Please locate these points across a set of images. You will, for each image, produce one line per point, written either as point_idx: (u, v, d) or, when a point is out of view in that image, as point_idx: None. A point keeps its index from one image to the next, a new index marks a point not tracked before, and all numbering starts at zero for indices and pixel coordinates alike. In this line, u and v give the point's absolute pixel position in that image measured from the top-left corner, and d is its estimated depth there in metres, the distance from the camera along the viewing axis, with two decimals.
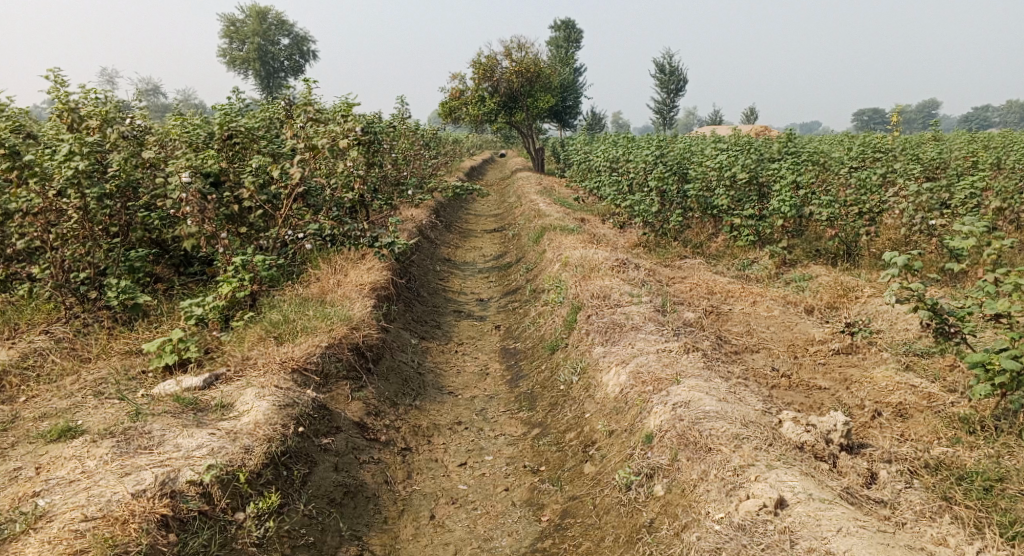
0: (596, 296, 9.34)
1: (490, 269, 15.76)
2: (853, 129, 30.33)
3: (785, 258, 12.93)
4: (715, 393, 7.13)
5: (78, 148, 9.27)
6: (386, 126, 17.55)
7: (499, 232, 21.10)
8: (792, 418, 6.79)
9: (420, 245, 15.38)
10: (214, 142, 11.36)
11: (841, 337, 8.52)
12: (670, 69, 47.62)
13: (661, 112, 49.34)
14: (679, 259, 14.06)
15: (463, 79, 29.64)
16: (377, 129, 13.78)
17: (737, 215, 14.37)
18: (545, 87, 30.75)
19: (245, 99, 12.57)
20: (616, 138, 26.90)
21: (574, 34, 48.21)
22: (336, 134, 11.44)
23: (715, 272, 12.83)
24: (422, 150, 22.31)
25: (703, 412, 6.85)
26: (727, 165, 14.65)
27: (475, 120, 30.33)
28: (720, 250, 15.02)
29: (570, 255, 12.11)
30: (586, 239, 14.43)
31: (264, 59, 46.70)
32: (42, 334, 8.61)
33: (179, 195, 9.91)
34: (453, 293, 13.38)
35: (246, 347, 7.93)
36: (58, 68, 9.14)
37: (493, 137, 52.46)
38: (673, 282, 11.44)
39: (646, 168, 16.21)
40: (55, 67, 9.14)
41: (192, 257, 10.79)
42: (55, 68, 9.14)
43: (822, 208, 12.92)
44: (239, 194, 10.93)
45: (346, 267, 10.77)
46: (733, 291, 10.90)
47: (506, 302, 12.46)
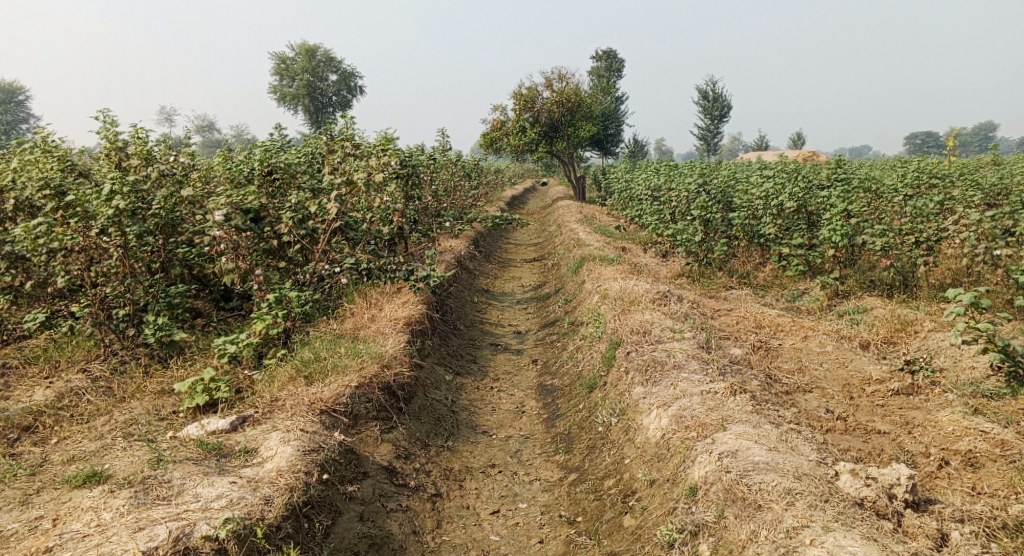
0: (636, 330, 8.99)
1: (529, 300, 15.52)
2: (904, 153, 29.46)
3: (836, 290, 12.41)
4: (765, 441, 6.72)
5: (120, 187, 9.32)
6: (426, 158, 17.55)
7: (540, 261, 20.89)
8: (851, 470, 6.32)
9: (458, 277, 15.23)
10: (255, 178, 11.40)
11: (900, 376, 8.01)
12: (714, 95, 47.23)
13: (704, 138, 48.84)
14: (725, 290, 13.62)
15: (504, 110, 29.74)
16: (416, 161, 13.73)
17: (785, 244, 13.89)
18: (586, 116, 30.64)
19: (286, 135, 12.63)
20: (659, 166, 26.56)
21: (616, 63, 48.25)
22: (374, 168, 11.38)
23: (763, 305, 12.37)
24: (463, 182, 22.30)
25: (753, 464, 6.45)
26: (774, 194, 14.21)
27: (516, 151, 30.34)
28: (768, 280, 14.52)
29: (610, 286, 11.79)
30: (628, 270, 14.10)
31: (313, 96, 47.67)
32: (79, 372, 8.61)
33: (215, 233, 9.85)
34: (490, 325, 13.14)
35: (276, 387, 7.79)
36: (108, 109, 9.58)
37: (536, 167, 52.58)
38: (718, 315, 11.02)
39: (689, 197, 15.83)
40: (106, 108, 9.58)
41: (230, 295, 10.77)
42: (105, 108, 9.58)
43: (875, 237, 12.38)
44: (277, 229, 10.92)
45: (382, 302, 10.63)
46: (783, 324, 10.44)
47: (545, 335, 12.17)
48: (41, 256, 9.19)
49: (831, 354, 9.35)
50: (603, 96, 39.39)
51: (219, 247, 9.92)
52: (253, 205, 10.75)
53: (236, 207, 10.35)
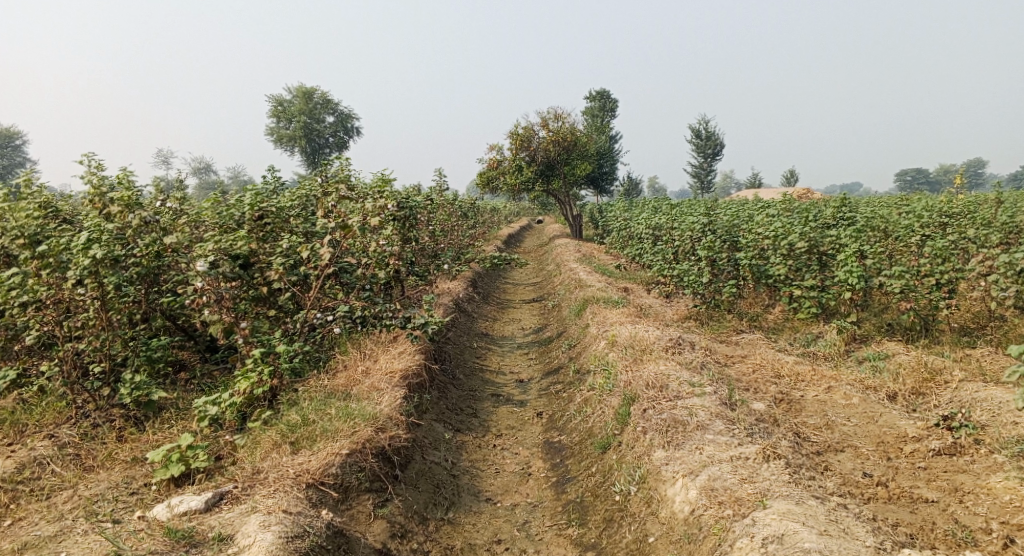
0: (651, 384, 8.37)
1: (530, 344, 14.90)
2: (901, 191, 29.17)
3: (854, 334, 11.87)
4: (815, 524, 6.14)
5: (97, 234, 8.82)
6: (422, 199, 17.05)
7: (539, 302, 20.30)
8: None
9: (455, 320, 14.62)
10: (245, 223, 10.81)
11: (938, 435, 7.45)
12: (707, 133, 47.19)
13: (698, 176, 48.68)
14: (736, 333, 13.02)
15: (501, 150, 29.46)
16: (412, 203, 13.21)
17: (796, 285, 13.34)
18: (583, 155, 30.35)
19: (279, 177, 12.11)
20: (658, 204, 26.15)
21: (610, 103, 48.21)
22: (369, 212, 10.83)
23: (778, 350, 11.78)
24: (460, 222, 21.80)
25: (803, 552, 5.90)
26: (784, 233, 13.70)
27: (513, 190, 29.96)
28: (778, 322, 13.95)
29: (618, 332, 11.18)
30: (634, 313, 13.52)
31: (310, 137, 47.46)
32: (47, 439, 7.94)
33: (197, 285, 9.23)
34: (491, 373, 12.47)
35: (258, 457, 7.20)
36: (92, 152, 9.02)
37: (531, 205, 52.39)
38: (733, 364, 10.39)
39: (695, 236, 15.31)
40: (89, 151, 9.02)
41: (210, 346, 10.03)
42: (88, 152, 9.01)
43: (894, 278, 11.84)
44: (267, 276, 10.34)
45: (376, 352, 10.00)
46: (803, 373, 9.82)
47: (549, 384, 11.52)
48: (12, 310, 8.59)
49: (857, 407, 8.70)
50: (597, 136, 39.24)
51: (202, 298, 9.30)
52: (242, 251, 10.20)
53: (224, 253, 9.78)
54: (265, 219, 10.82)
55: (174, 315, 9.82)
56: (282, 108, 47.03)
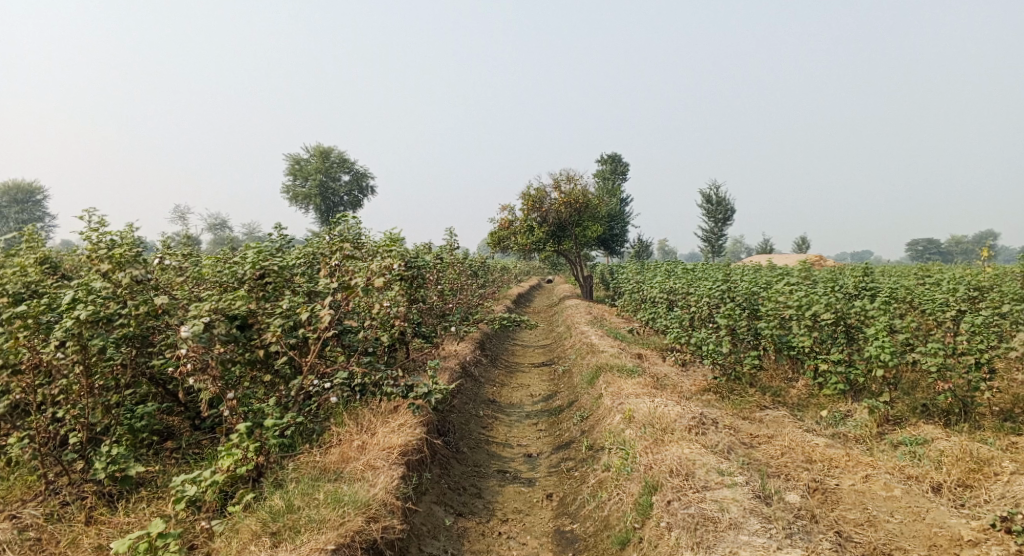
0: (675, 470, 7.77)
1: (540, 414, 14.15)
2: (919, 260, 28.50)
3: (887, 414, 11.15)
4: None
5: (82, 294, 8.35)
6: (432, 259, 16.57)
7: (549, 367, 19.58)
8: None
9: (462, 386, 13.93)
10: (244, 283, 10.27)
11: (998, 539, 6.89)
12: (719, 198, 47.02)
13: (709, 240, 48.24)
14: (759, 409, 12.28)
15: (513, 210, 29.18)
16: (422, 263, 12.67)
17: (823, 359, 12.64)
18: (595, 217, 29.99)
19: (286, 234, 11.62)
20: (672, 267, 25.60)
21: (621, 165, 48.21)
22: (374, 273, 10.27)
23: (806, 431, 11.04)
24: (470, 282, 21.28)
25: None
26: (808, 303, 13.05)
27: (524, 250, 29.53)
28: (803, 398, 13.18)
29: (635, 406, 10.45)
30: (650, 384, 12.82)
31: (325, 195, 47.49)
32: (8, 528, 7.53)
33: (177, 352, 8.53)
34: (497, 446, 11.68)
35: (236, 551, 6.60)
36: (92, 209, 8.72)
37: (542, 266, 52.04)
38: (759, 446, 9.65)
39: (713, 304, 14.69)
40: (90, 208, 8.72)
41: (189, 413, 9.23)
42: (89, 209, 8.72)
43: (929, 355, 11.13)
44: (264, 338, 9.77)
45: (376, 423, 9.33)
46: (836, 458, 9.07)
47: (560, 460, 10.76)
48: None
49: (900, 500, 7.93)
50: (609, 198, 39.00)
51: (186, 365, 8.65)
52: (239, 312, 9.68)
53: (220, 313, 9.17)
54: (266, 278, 10.28)
55: (161, 380, 9.18)
56: (298, 166, 47.30)
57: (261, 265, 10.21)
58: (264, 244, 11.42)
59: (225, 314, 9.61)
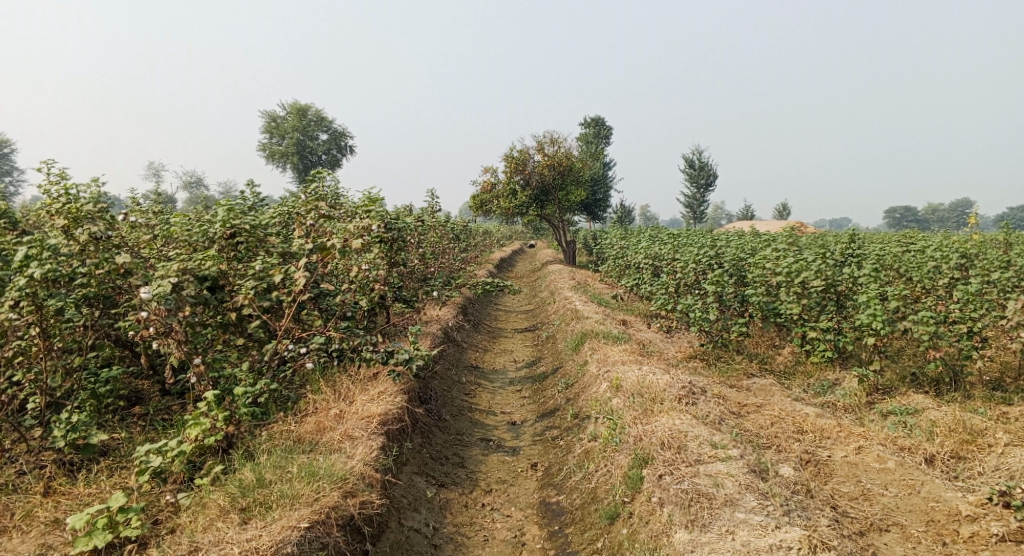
0: (667, 443, 7.57)
1: (522, 380, 13.86)
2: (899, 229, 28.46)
3: (877, 384, 10.96)
4: None
5: (37, 251, 7.92)
6: (412, 220, 16.10)
7: (531, 332, 19.28)
8: None
9: (443, 352, 13.58)
10: (214, 243, 9.80)
11: (996, 514, 6.70)
12: (700, 164, 46.72)
13: (690, 207, 48.01)
14: (746, 377, 12.08)
15: (495, 173, 28.67)
16: (402, 225, 12.21)
17: (811, 327, 12.41)
18: (577, 181, 29.54)
19: (260, 192, 11.11)
20: (655, 233, 25.31)
21: (604, 130, 47.64)
22: (351, 234, 9.82)
23: (794, 400, 10.85)
24: (451, 245, 20.84)
25: None
26: (798, 270, 12.79)
27: (506, 214, 29.07)
28: (789, 365, 12.98)
29: (622, 374, 10.16)
30: (635, 351, 12.56)
31: (303, 154, 46.45)
32: None
33: (140, 315, 8.11)
34: (480, 414, 11.37)
35: (202, 528, 6.28)
36: (51, 161, 8.49)
37: (522, 230, 51.63)
38: (747, 415, 9.43)
39: (700, 269, 14.40)
40: (49, 160, 8.48)
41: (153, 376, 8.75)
42: (48, 161, 8.49)
43: (921, 323, 10.91)
44: (237, 301, 9.34)
45: (354, 390, 8.97)
46: (828, 428, 8.86)
47: (544, 428, 10.50)
48: None
49: (894, 472, 7.75)
50: (592, 162, 38.52)
51: (148, 330, 8.22)
52: (209, 273, 9.24)
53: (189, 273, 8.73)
54: (238, 238, 9.81)
55: (125, 342, 8.78)
56: (276, 124, 46.21)
57: (232, 224, 9.73)
58: (236, 202, 10.91)
59: (195, 275, 9.17)
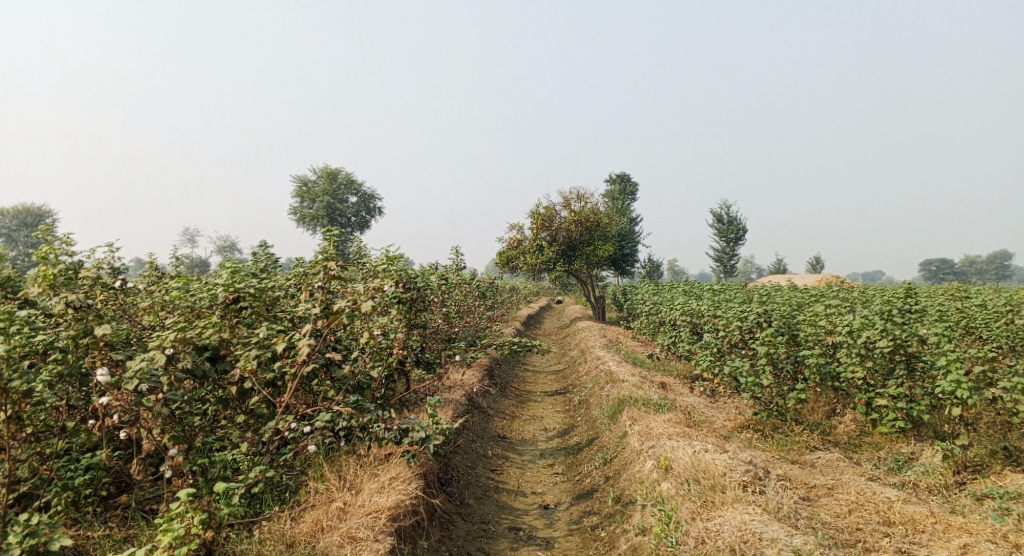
0: (739, 550, 6.79)
1: (555, 451, 12.58)
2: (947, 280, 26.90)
3: (964, 461, 9.59)
4: None
5: (6, 325, 7.03)
6: (435, 279, 15.14)
7: (563, 395, 18.02)
8: None
9: (468, 421, 12.38)
10: (216, 308, 8.86)
11: None
12: (730, 218, 45.57)
13: (721, 261, 46.61)
14: (808, 452, 10.81)
15: (522, 229, 27.82)
16: (422, 283, 11.17)
17: (881, 393, 11.03)
18: (607, 237, 28.51)
19: (271, 252, 10.16)
20: (692, 288, 24.06)
21: (631, 185, 46.95)
22: (362, 295, 8.79)
23: (869, 480, 9.50)
24: (478, 304, 19.83)
25: None
26: (860, 328, 11.48)
27: (533, 271, 28.12)
28: (853, 437, 11.58)
29: (670, 451, 8.89)
30: (681, 421, 11.31)
31: (333, 216, 46.02)
32: None
33: (101, 399, 7.02)
34: (508, 495, 10.08)
35: None
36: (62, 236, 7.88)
37: (550, 287, 50.64)
38: (819, 503, 8.12)
39: (747, 327, 13.11)
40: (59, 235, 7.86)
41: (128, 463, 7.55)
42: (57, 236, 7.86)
43: (1012, 390, 9.56)
44: (235, 375, 8.33)
45: (364, 475, 7.87)
46: (920, 518, 7.54)
47: (582, 513, 9.23)
48: None
49: None
50: (621, 217, 37.62)
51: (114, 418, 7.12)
52: (210, 342, 8.28)
53: (187, 344, 7.85)
54: (241, 303, 8.88)
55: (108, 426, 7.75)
56: (306, 187, 46.24)
57: (235, 289, 8.77)
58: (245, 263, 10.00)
59: (193, 345, 8.24)
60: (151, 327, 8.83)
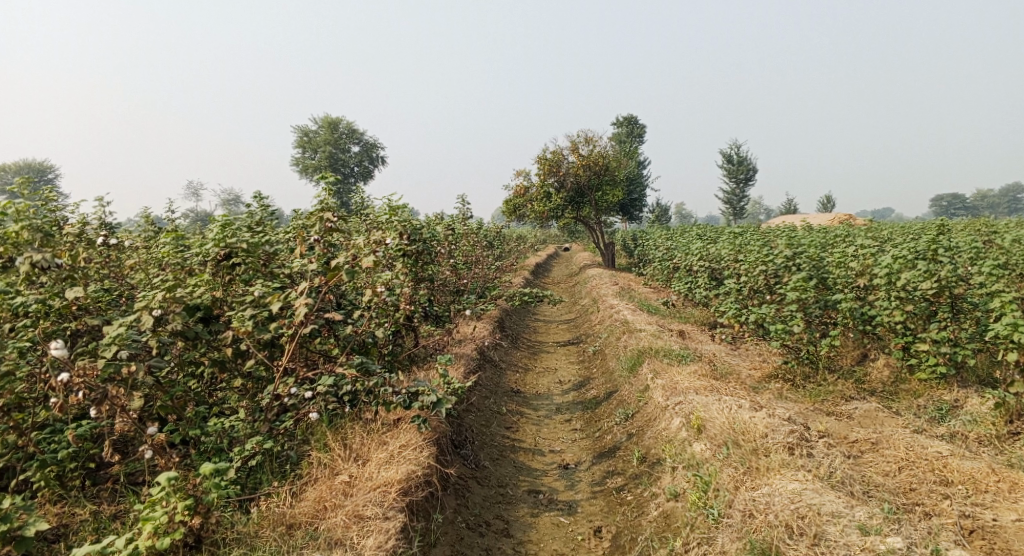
0: (796, 527, 6.42)
1: (572, 404, 11.94)
2: (964, 218, 25.99)
3: (1016, 409, 8.97)
4: None
5: None
6: (440, 229, 14.33)
7: (576, 345, 17.35)
8: None
9: (480, 376, 11.72)
10: (207, 266, 8.11)
11: None
12: (739, 158, 44.32)
13: (730, 203, 45.54)
14: (844, 404, 10.17)
15: (528, 176, 26.88)
16: (427, 232, 10.37)
17: (922, 339, 10.33)
18: (615, 181, 27.49)
19: (266, 205, 9.38)
20: (707, 230, 23.19)
21: (637, 127, 45.69)
22: (363, 248, 8.02)
23: (912, 433, 8.87)
24: (487, 254, 19.06)
25: None
26: (899, 270, 10.69)
27: (541, 218, 27.28)
28: (888, 384, 10.78)
29: (702, 409, 8.23)
30: (707, 372, 10.64)
31: (335, 167, 44.98)
32: None
33: (60, 376, 6.10)
34: (526, 455, 9.44)
35: None
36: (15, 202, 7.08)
37: (556, 234, 49.82)
38: (864, 459, 7.49)
39: (773, 272, 12.32)
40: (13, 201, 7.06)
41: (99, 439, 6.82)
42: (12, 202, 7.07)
43: None
44: (228, 338, 7.63)
45: (370, 443, 7.29)
46: (978, 477, 6.96)
47: (605, 474, 8.63)
48: None
49: None
50: (629, 161, 36.48)
51: (76, 396, 6.22)
52: (202, 301, 7.59)
53: (178, 304, 7.31)
54: (233, 260, 8.07)
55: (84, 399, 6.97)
56: (307, 138, 45.18)
57: (227, 243, 8.01)
58: (239, 217, 9.22)
59: (184, 305, 7.46)
60: (143, 285, 8.21)
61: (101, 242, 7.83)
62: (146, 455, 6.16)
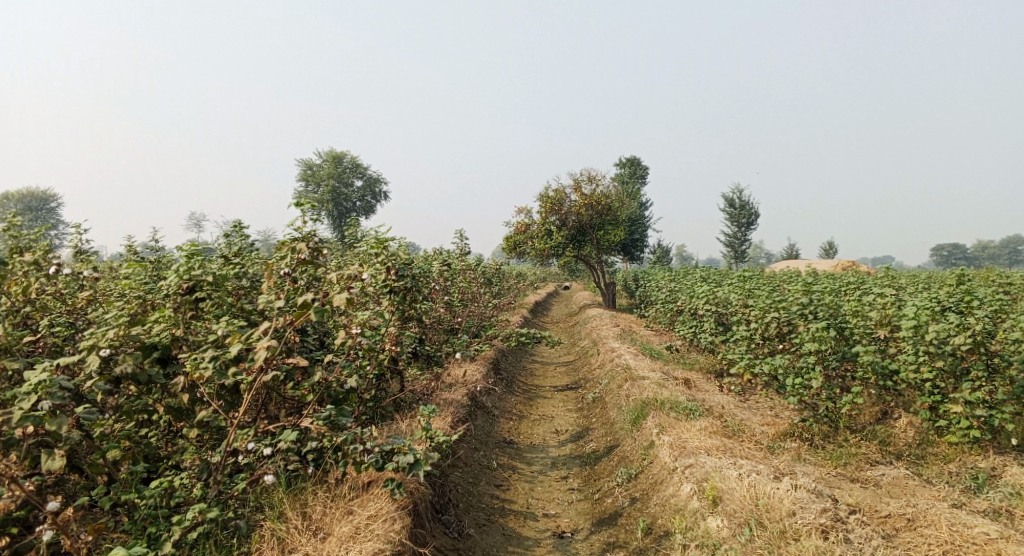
0: None
1: (569, 458, 10.96)
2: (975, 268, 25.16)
3: None
4: None
5: None
6: (435, 266, 13.48)
7: (576, 391, 16.40)
8: None
9: (469, 425, 10.75)
10: (168, 299, 7.10)
11: None
12: (742, 201, 43.72)
13: (732, 246, 44.78)
14: (868, 470, 9.24)
15: (530, 213, 26.15)
16: (416, 267, 9.50)
17: (954, 399, 9.38)
18: (618, 221, 26.75)
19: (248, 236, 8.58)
20: (712, 274, 22.34)
21: (640, 168, 45.22)
22: (337, 286, 7.14)
23: (948, 508, 7.94)
24: (484, 292, 18.20)
25: None
26: (925, 322, 9.75)
27: (541, 256, 26.49)
28: (915, 447, 9.84)
29: (718, 478, 7.37)
30: (719, 430, 9.71)
31: (337, 202, 44.36)
32: None
33: None
34: (515, 519, 8.46)
35: None
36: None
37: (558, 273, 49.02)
38: (902, 545, 6.55)
39: (787, 319, 11.40)
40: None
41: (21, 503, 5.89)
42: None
43: None
44: (181, 384, 6.70)
45: (334, 515, 6.49)
46: None
47: (603, 547, 7.67)
48: None
49: None
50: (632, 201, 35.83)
51: None
52: (159, 341, 6.68)
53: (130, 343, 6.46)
54: (197, 292, 7.10)
55: None
56: (310, 172, 44.72)
57: (192, 276, 7.05)
58: (217, 247, 8.44)
59: (139, 344, 6.57)
60: (96, 320, 7.31)
61: (53, 272, 6.95)
62: (44, 535, 5.34)
